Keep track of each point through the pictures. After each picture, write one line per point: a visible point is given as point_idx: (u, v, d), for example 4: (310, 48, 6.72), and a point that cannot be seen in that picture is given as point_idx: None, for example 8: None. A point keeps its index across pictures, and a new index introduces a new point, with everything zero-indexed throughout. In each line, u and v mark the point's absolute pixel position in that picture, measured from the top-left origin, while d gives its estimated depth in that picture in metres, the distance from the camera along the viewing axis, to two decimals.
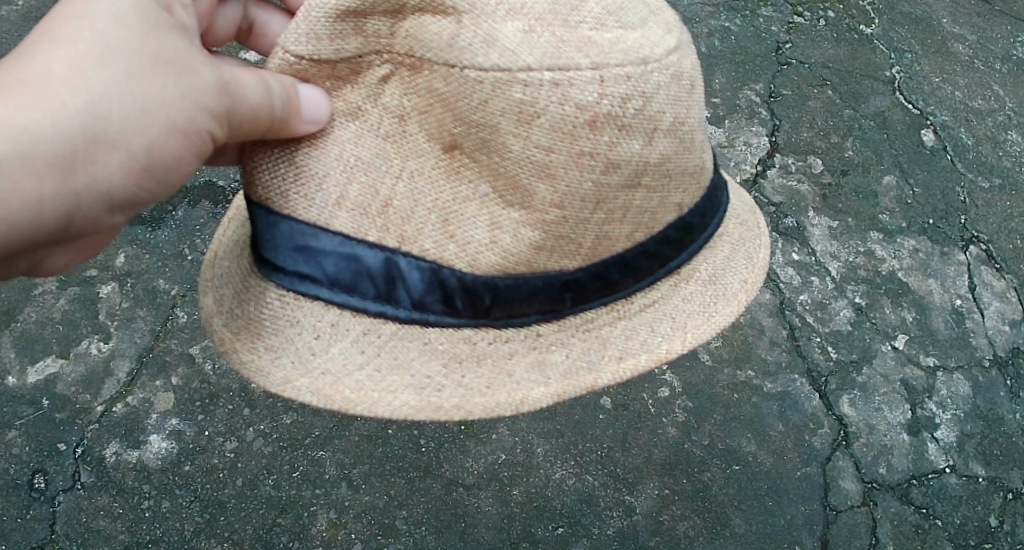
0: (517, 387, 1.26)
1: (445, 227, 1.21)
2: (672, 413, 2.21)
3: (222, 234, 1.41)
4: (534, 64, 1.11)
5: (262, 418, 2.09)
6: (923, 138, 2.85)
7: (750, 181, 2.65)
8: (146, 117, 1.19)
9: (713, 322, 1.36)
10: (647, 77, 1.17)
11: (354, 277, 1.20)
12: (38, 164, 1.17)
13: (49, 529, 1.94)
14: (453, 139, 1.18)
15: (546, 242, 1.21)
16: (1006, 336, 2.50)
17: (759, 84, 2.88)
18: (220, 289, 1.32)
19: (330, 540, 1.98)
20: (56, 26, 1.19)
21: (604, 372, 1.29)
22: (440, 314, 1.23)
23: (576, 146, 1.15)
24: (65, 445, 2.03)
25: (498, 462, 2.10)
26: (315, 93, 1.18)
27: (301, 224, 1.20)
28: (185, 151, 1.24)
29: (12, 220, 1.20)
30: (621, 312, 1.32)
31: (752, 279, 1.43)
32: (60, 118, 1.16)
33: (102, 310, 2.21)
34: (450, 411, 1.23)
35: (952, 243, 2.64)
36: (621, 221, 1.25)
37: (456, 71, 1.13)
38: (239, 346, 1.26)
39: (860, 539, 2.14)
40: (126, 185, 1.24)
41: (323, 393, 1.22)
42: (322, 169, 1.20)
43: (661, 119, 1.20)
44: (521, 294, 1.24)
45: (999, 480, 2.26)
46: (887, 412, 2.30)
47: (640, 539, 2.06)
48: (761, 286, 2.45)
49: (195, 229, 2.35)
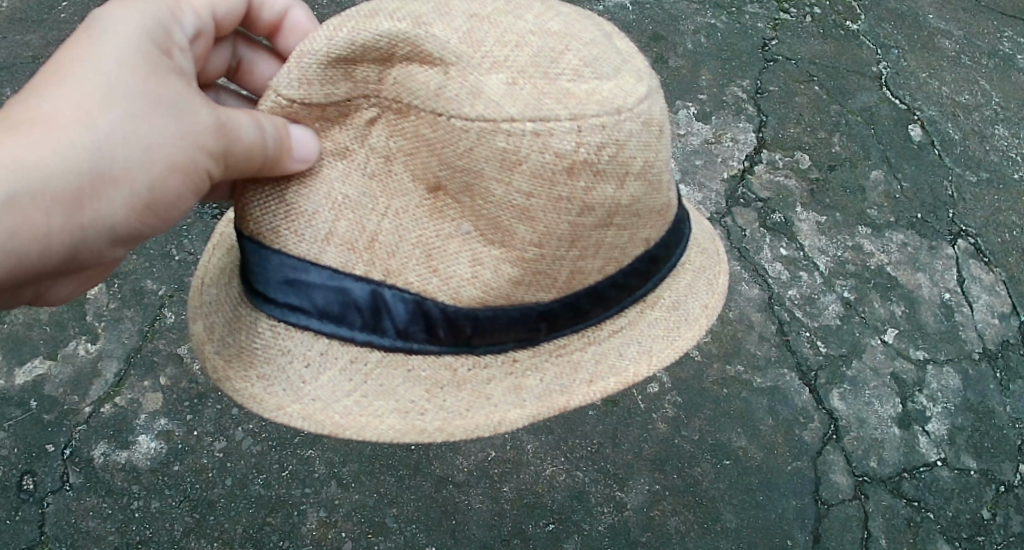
0: (495, 410, 1.26)
1: (428, 262, 1.21)
2: (662, 408, 2.21)
3: (206, 261, 1.41)
4: (517, 115, 1.12)
5: (250, 417, 2.09)
6: (911, 133, 2.86)
7: (738, 177, 2.66)
8: (147, 155, 1.21)
9: (676, 346, 1.35)
10: (621, 126, 1.17)
11: (341, 309, 1.21)
12: (47, 201, 1.18)
13: (37, 531, 1.93)
14: (438, 180, 1.19)
15: (524, 276, 1.22)
16: (996, 329, 2.50)
17: (746, 81, 2.89)
18: (209, 316, 1.31)
19: (320, 539, 1.97)
20: (61, 68, 1.20)
21: (576, 395, 1.29)
22: (422, 343, 1.24)
23: (554, 191, 1.16)
24: (53, 446, 2.02)
25: (488, 459, 2.10)
26: (305, 134, 1.19)
27: (290, 258, 1.20)
28: (184, 188, 1.25)
29: (21, 253, 1.20)
30: (591, 338, 1.32)
31: (713, 304, 1.43)
32: (68, 156, 1.18)
33: (90, 311, 2.20)
34: (434, 434, 1.23)
35: (941, 237, 2.65)
36: (596, 256, 1.26)
37: (443, 119, 1.14)
38: (231, 374, 1.25)
39: (853, 533, 2.14)
40: (127, 220, 1.26)
41: (314, 419, 1.22)
42: (310, 207, 1.21)
43: (632, 163, 1.20)
44: (500, 324, 1.25)
45: (991, 473, 2.26)
46: (878, 405, 2.30)
47: (632, 534, 2.06)
48: (749, 281, 2.46)
49: (182, 229, 2.35)
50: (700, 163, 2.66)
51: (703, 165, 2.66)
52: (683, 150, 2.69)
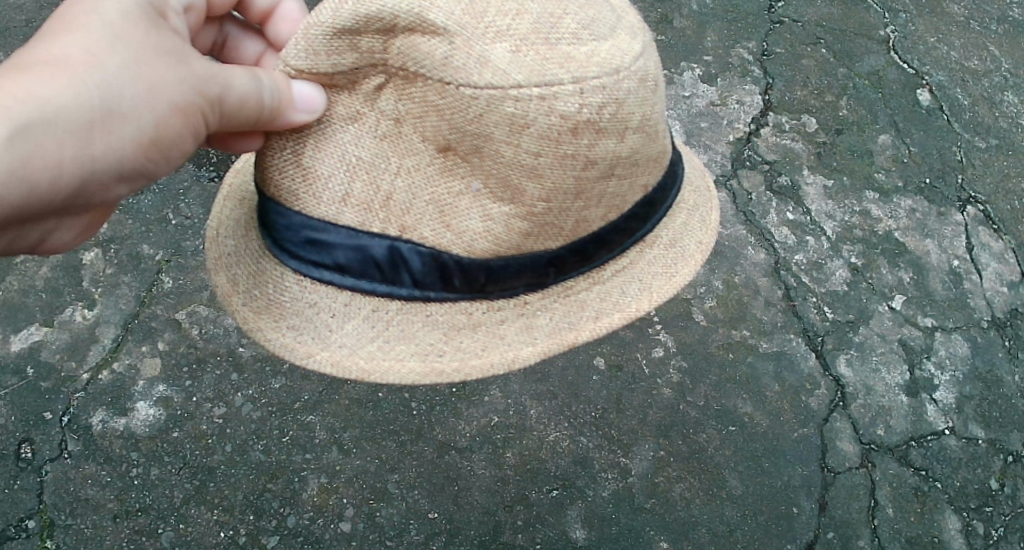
0: (508, 348, 1.24)
1: (441, 218, 1.18)
2: (666, 373, 2.18)
3: (218, 213, 1.37)
4: (523, 81, 1.09)
5: (249, 383, 2.06)
6: (919, 98, 2.82)
7: (744, 140, 2.62)
8: (153, 95, 1.21)
9: (674, 283, 1.33)
10: (620, 85, 1.14)
11: (361, 265, 1.19)
12: (60, 131, 1.17)
13: (36, 499, 1.91)
14: (447, 142, 1.15)
15: (533, 228, 1.20)
16: (1005, 297, 2.46)
17: (752, 42, 2.84)
18: (231, 268, 1.29)
19: (321, 506, 1.95)
20: (66, 16, 1.21)
21: (583, 331, 1.27)
22: (438, 291, 1.21)
23: (561, 149, 1.13)
24: (50, 414, 2.00)
25: (490, 424, 2.07)
26: (310, 86, 1.15)
27: (311, 220, 1.18)
28: (186, 129, 1.25)
29: (33, 184, 1.18)
30: (595, 279, 1.30)
31: (707, 240, 1.40)
32: (78, 90, 1.17)
33: (86, 277, 2.17)
34: (452, 375, 1.21)
35: (950, 203, 2.61)
36: (598, 205, 1.23)
37: (451, 88, 1.10)
38: (262, 325, 1.24)
39: (859, 501, 2.11)
40: (134, 157, 1.25)
41: (341, 365, 1.21)
42: (327, 170, 1.17)
43: (632, 119, 1.17)
44: (512, 271, 1.22)
45: (999, 442, 2.23)
46: (885, 373, 2.27)
47: (636, 501, 2.03)
48: (755, 246, 2.42)
49: (178, 192, 2.31)
50: (705, 125, 2.63)
51: (709, 128, 2.62)
52: (688, 113, 2.65)
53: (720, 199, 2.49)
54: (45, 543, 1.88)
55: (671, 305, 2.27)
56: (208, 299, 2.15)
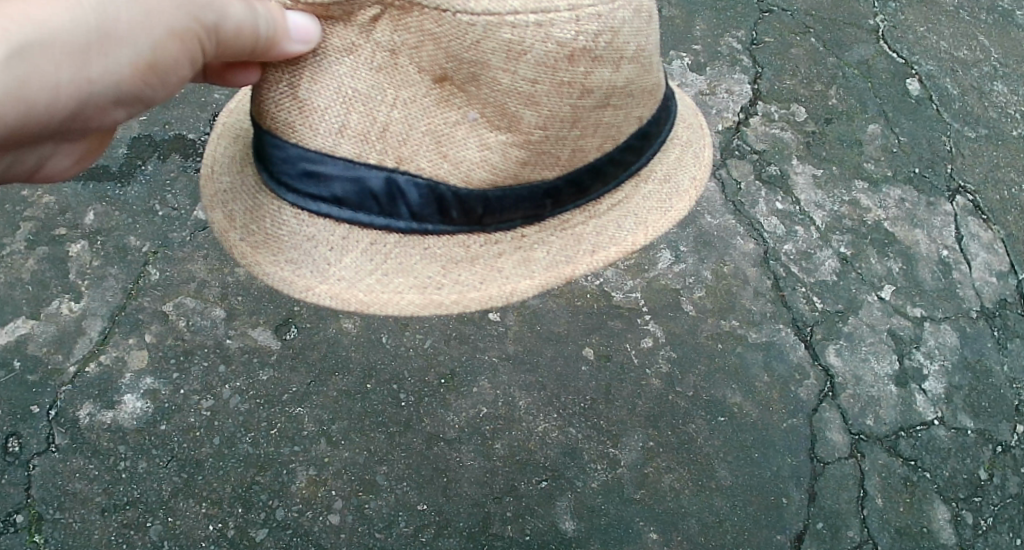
0: (506, 281, 1.27)
1: (439, 148, 1.18)
2: (656, 363, 2.18)
3: (212, 150, 1.39)
4: (520, 8, 1.10)
5: (237, 375, 2.05)
6: (909, 88, 2.84)
7: (733, 129, 2.64)
8: (148, 20, 1.21)
9: (668, 217, 1.36)
10: (614, 14, 1.16)
11: (358, 198, 1.19)
12: (58, 53, 1.18)
13: (24, 493, 1.90)
14: (444, 71, 1.13)
15: (530, 156, 1.21)
16: (994, 288, 2.47)
17: (741, 31, 2.87)
18: (227, 205, 1.30)
19: (310, 498, 1.93)
20: None
21: (580, 265, 1.30)
22: (436, 224, 1.23)
23: (558, 76, 1.14)
24: (37, 408, 1.99)
25: (479, 415, 2.07)
26: (306, 16, 1.12)
27: (307, 150, 1.16)
28: (180, 56, 1.25)
29: (31, 104, 1.20)
30: (591, 212, 1.32)
31: (700, 177, 1.43)
32: (74, 13, 1.17)
33: (72, 269, 2.16)
34: (450, 307, 1.25)
35: (939, 193, 2.62)
36: (595, 134, 1.24)
37: (448, 15, 1.08)
38: (260, 260, 1.25)
39: (848, 491, 2.11)
40: (130, 81, 1.26)
41: (341, 298, 1.23)
42: (322, 102, 1.15)
43: (627, 48, 1.19)
44: (509, 201, 1.24)
45: (988, 433, 2.24)
46: (874, 362, 2.27)
47: (626, 491, 2.02)
48: (744, 236, 2.42)
49: (164, 184, 2.31)
50: None
51: (698, 117, 2.65)
52: None
53: (709, 188, 2.49)
54: (33, 537, 1.86)
55: (660, 295, 2.28)
56: (196, 291, 2.15)
